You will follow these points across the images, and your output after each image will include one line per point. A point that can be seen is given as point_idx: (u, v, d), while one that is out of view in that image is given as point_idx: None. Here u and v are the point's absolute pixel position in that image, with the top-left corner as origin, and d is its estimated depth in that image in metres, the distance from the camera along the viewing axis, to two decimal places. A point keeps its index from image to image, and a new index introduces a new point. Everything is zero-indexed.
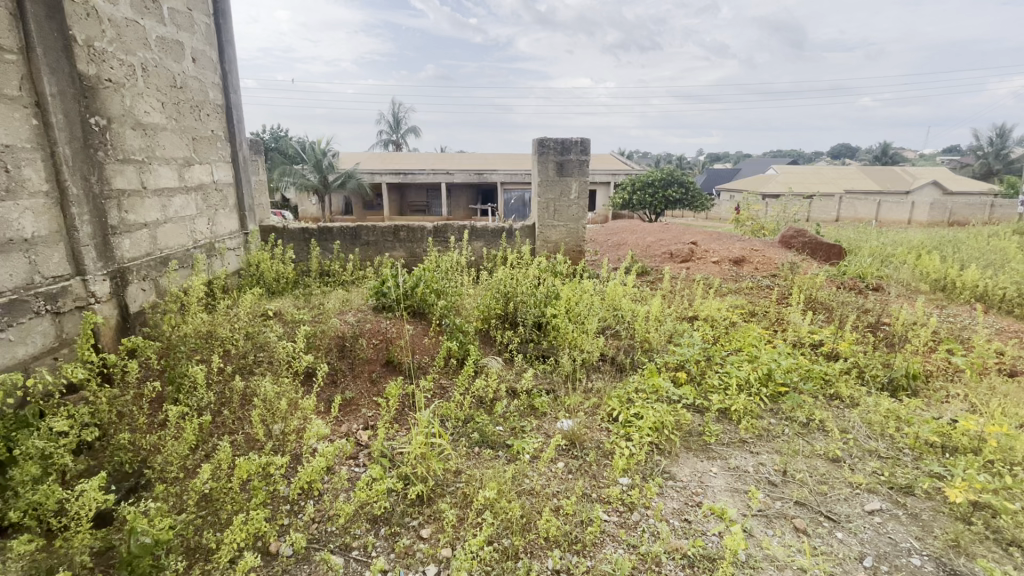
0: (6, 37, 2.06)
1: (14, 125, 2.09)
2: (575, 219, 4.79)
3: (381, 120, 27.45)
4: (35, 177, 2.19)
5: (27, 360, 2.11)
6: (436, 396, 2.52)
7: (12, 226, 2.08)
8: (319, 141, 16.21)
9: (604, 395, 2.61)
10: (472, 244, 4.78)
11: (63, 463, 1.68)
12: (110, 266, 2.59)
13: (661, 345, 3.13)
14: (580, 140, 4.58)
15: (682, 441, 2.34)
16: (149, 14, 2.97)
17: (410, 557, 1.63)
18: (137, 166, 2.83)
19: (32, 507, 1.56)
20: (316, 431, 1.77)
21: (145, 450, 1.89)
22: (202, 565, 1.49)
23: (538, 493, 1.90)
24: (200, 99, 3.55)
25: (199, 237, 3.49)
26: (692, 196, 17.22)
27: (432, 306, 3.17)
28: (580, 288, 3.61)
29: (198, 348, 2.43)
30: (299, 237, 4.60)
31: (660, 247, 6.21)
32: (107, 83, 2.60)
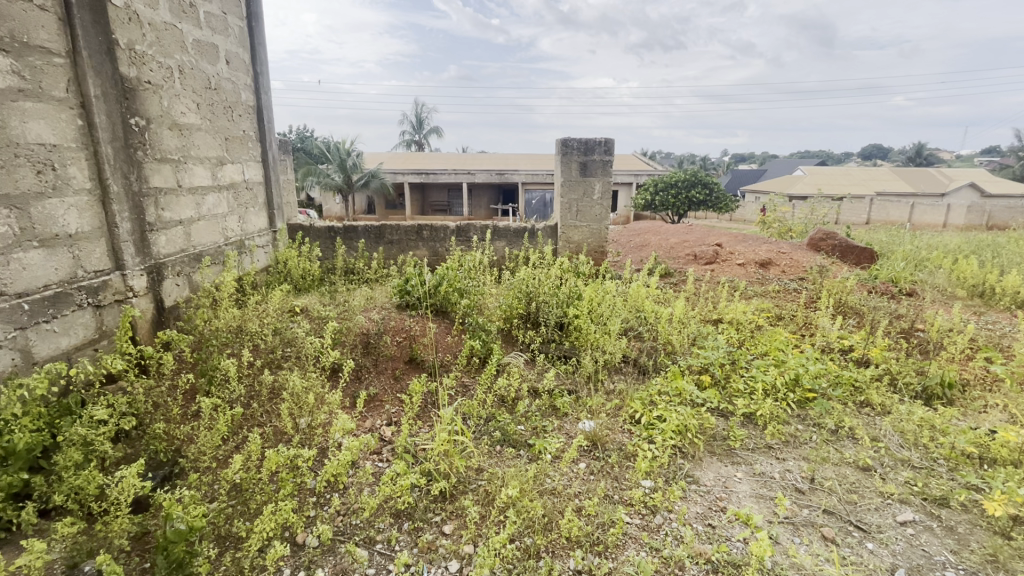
0: (55, 42, 2.15)
1: (61, 126, 2.18)
2: (598, 220, 4.77)
3: (404, 121, 27.81)
4: (79, 175, 2.28)
5: (69, 351, 2.20)
6: (458, 394, 2.54)
7: (57, 222, 2.17)
8: (343, 142, 16.47)
9: (627, 397, 2.59)
10: (495, 243, 4.80)
11: (102, 450, 1.75)
12: (147, 262, 2.68)
13: (685, 347, 3.10)
14: (604, 140, 4.57)
15: (706, 445, 2.32)
16: (186, 18, 3.07)
17: (433, 552, 1.65)
18: (173, 165, 2.92)
19: (74, 492, 1.63)
20: (342, 425, 1.81)
21: (179, 440, 1.95)
22: (233, 553, 1.53)
23: (560, 493, 1.90)
24: (233, 100, 3.65)
25: (231, 235, 3.59)
26: (716, 196, 16.93)
27: (454, 305, 3.20)
28: (603, 288, 3.59)
29: (228, 341, 2.51)
30: (325, 235, 4.68)
31: (684, 249, 6.14)
32: (147, 85, 2.70)
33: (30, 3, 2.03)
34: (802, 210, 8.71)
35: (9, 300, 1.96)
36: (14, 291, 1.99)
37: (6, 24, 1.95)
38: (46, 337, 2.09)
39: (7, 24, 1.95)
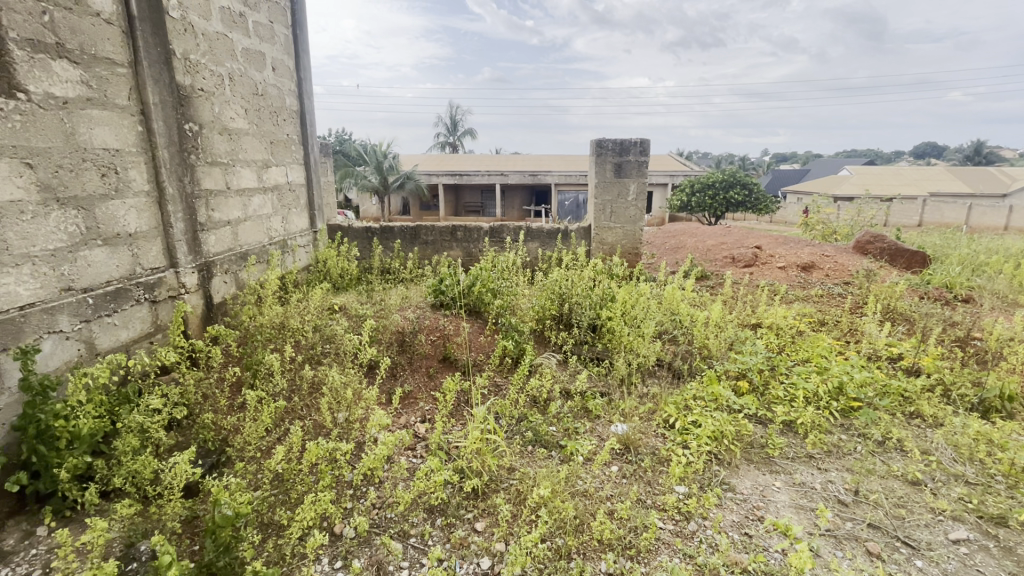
0: (118, 53, 2.30)
1: (123, 131, 2.33)
2: (633, 221, 4.71)
3: (438, 123, 28.25)
4: (139, 178, 2.43)
5: (128, 343, 2.34)
6: (491, 393, 2.56)
7: (119, 222, 2.31)
8: (380, 144, 17.02)
9: (661, 401, 2.55)
10: (528, 244, 4.81)
11: (157, 437, 1.86)
12: (199, 260, 2.82)
13: (722, 352, 3.03)
14: (640, 140, 4.52)
15: (743, 452, 2.26)
16: (236, 28, 3.22)
17: (465, 548, 1.67)
18: (223, 168, 3.06)
19: (132, 475, 1.74)
20: (378, 421, 1.86)
21: (226, 430, 2.05)
22: (276, 540, 1.60)
23: (591, 495, 1.89)
24: (279, 105, 3.80)
25: (275, 235, 3.74)
26: (756, 197, 16.44)
27: (488, 306, 3.24)
28: (637, 290, 3.55)
29: (272, 337, 2.62)
30: (363, 235, 4.80)
31: (721, 251, 6.00)
32: (200, 92, 2.84)
33: (98, 17, 2.18)
34: (848, 211, 8.35)
35: (77, 295, 2.10)
36: (81, 286, 2.13)
37: (78, 37, 2.09)
38: (107, 329, 2.23)
39: (77, 38, 2.09)
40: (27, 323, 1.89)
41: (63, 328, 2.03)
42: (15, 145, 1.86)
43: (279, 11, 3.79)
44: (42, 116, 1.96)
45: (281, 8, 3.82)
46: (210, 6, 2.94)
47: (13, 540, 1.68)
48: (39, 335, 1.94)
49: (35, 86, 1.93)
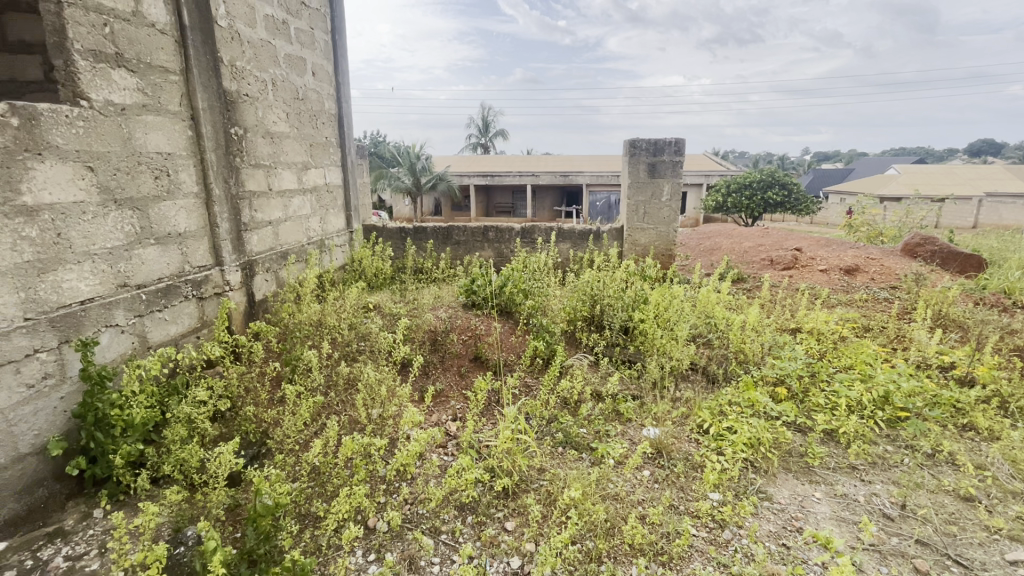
0: (171, 62, 2.42)
1: (175, 136, 2.44)
2: (666, 222, 4.64)
3: (471, 125, 28.55)
4: (188, 180, 2.54)
5: (177, 337, 2.46)
6: (522, 393, 2.57)
7: (170, 222, 2.43)
8: (412, 146, 17.34)
9: (694, 405, 2.50)
10: (559, 245, 4.80)
11: (203, 427, 1.95)
12: (242, 258, 2.94)
13: (759, 357, 2.94)
14: (675, 140, 4.44)
15: (781, 460, 2.19)
16: (279, 35, 3.33)
17: (496, 547, 1.68)
18: (265, 170, 3.18)
19: (180, 463, 1.83)
20: (411, 418, 1.89)
21: (267, 423, 2.13)
22: (313, 531, 1.65)
23: (623, 499, 1.87)
24: (318, 109, 3.92)
25: (314, 235, 3.85)
26: (796, 198, 15.90)
27: (519, 306, 3.26)
28: (671, 292, 3.50)
29: (310, 334, 2.71)
30: (396, 235, 4.89)
31: (759, 253, 5.83)
32: (245, 97, 2.96)
33: (153, 28, 2.30)
34: (896, 211, 7.99)
35: (131, 291, 2.22)
36: (135, 283, 2.24)
37: (135, 48, 2.21)
38: (158, 324, 2.35)
39: (134, 47, 2.21)
40: (88, 316, 2.01)
41: (119, 322, 2.15)
42: (78, 149, 1.98)
43: (319, 17, 3.91)
44: (103, 122, 2.08)
45: (321, 15, 3.93)
46: (256, 15, 3.05)
47: (73, 520, 1.80)
48: (98, 328, 2.05)
49: (97, 94, 2.05)
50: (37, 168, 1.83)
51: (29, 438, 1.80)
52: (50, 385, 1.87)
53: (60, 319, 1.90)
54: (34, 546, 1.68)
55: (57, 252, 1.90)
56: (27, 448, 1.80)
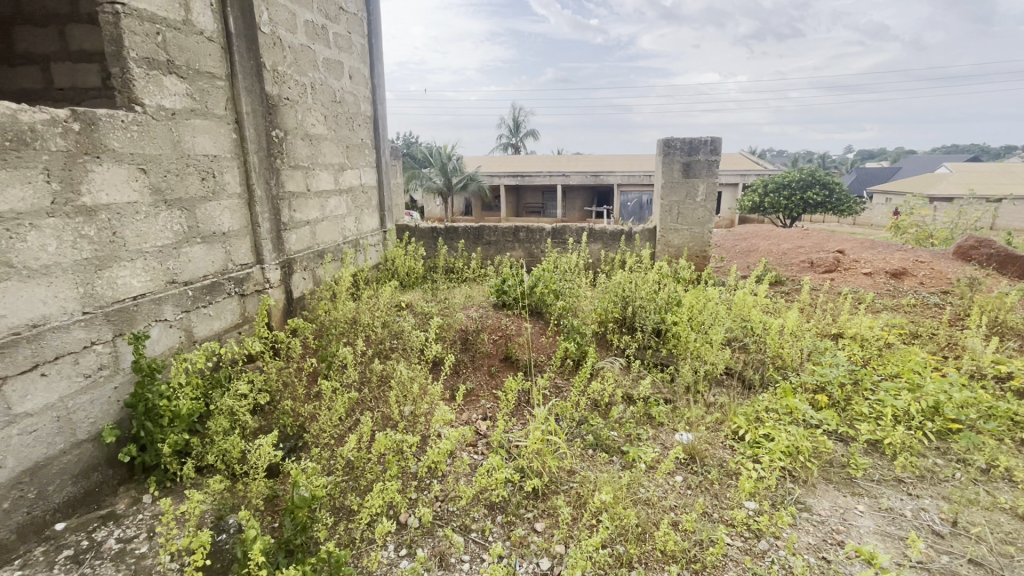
0: (218, 68, 2.52)
1: (220, 138, 2.54)
2: (701, 223, 4.54)
3: (502, 125, 28.69)
4: (232, 181, 2.64)
5: (220, 332, 2.56)
6: (552, 394, 2.56)
7: (215, 222, 2.53)
8: (444, 148, 17.54)
9: (729, 411, 2.44)
10: (590, 246, 4.77)
11: (244, 419, 2.03)
12: (281, 257, 3.03)
13: (798, 363, 2.85)
14: (710, 139, 4.35)
15: (821, 470, 2.12)
16: (319, 40, 3.43)
17: (525, 547, 1.68)
18: (304, 171, 3.27)
19: (223, 454, 1.91)
20: (442, 416, 1.91)
21: (303, 417, 2.19)
22: (347, 524, 1.69)
23: (654, 504, 1.84)
24: (355, 111, 4.00)
25: (349, 234, 3.94)
26: (839, 198, 15.31)
27: (550, 306, 3.25)
28: (705, 294, 3.42)
29: (345, 332, 2.78)
30: (428, 235, 4.95)
31: (798, 255, 5.64)
32: (286, 101, 3.06)
33: (202, 36, 2.40)
34: (948, 212, 7.59)
35: (179, 287, 2.32)
36: (183, 280, 2.34)
37: (184, 55, 2.31)
38: (203, 319, 2.45)
39: (184, 55, 2.31)
40: (139, 311, 2.11)
41: (167, 317, 2.25)
42: (132, 153, 2.08)
43: (356, 22, 4.00)
44: (155, 126, 2.18)
45: (358, 19, 4.02)
46: (296, 21, 3.15)
47: (124, 505, 1.90)
48: (148, 323, 2.15)
49: (150, 100, 2.16)
50: (96, 170, 1.94)
51: (86, 425, 1.91)
52: (105, 375, 1.97)
53: (114, 313, 2.00)
54: (89, 528, 1.78)
55: (113, 250, 2.01)
56: (84, 435, 1.91)
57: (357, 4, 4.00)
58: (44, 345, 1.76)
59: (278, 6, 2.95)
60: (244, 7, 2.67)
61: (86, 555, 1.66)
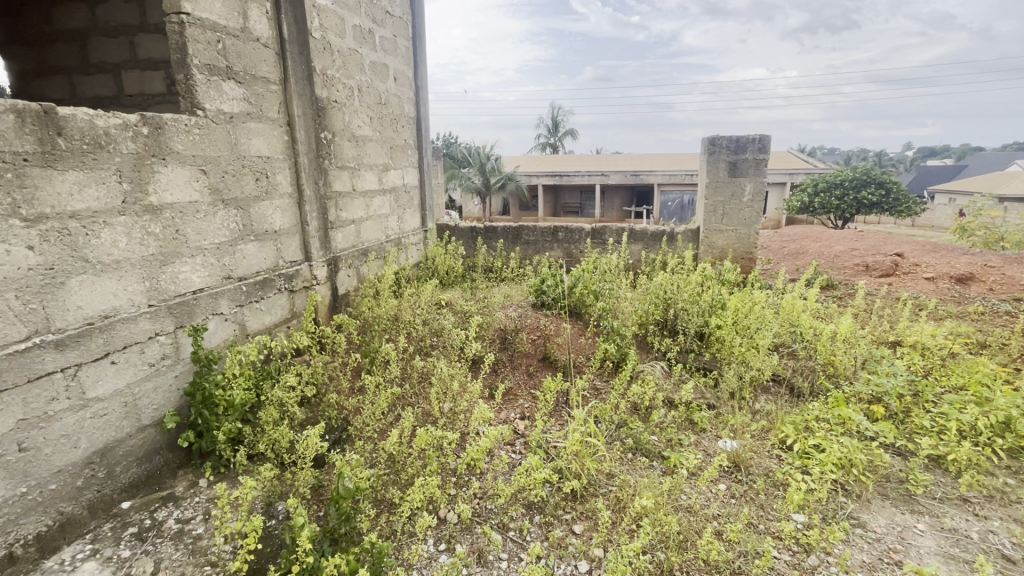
0: (272, 73, 2.63)
1: (273, 140, 2.65)
2: (747, 224, 4.40)
3: (540, 124, 28.69)
4: (284, 182, 2.75)
5: (271, 326, 2.68)
6: (591, 396, 2.54)
7: (267, 221, 2.64)
8: (483, 148, 17.71)
9: (776, 419, 2.36)
10: (631, 246, 4.70)
11: (292, 410, 2.11)
12: (328, 254, 3.13)
13: (851, 371, 2.71)
14: (759, 137, 4.21)
15: (876, 485, 2.01)
16: (366, 43, 3.52)
17: (563, 548, 1.68)
18: (350, 172, 3.37)
19: (272, 443, 1.99)
20: (482, 414, 1.93)
21: (347, 410, 2.27)
22: (388, 516, 1.73)
23: (696, 512, 1.80)
24: (399, 113, 4.09)
25: (391, 233, 4.03)
26: (897, 198, 14.48)
27: (589, 307, 3.22)
28: (751, 297, 3.31)
29: (387, 329, 2.85)
30: (468, 234, 5.00)
31: (852, 258, 5.37)
32: (334, 103, 3.16)
33: (258, 42, 2.52)
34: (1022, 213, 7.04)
35: (234, 282, 2.44)
36: (237, 276, 2.46)
37: (242, 61, 2.43)
38: (255, 314, 2.56)
39: (242, 61, 2.43)
40: (198, 304, 2.23)
41: (223, 310, 2.37)
42: (194, 155, 2.20)
43: (402, 25, 4.08)
44: (215, 129, 2.30)
45: (403, 23, 4.10)
46: (345, 26, 3.24)
47: (183, 487, 2.01)
48: (206, 316, 2.27)
49: (210, 104, 2.27)
50: (162, 171, 2.06)
51: (149, 411, 2.03)
52: (167, 365, 2.09)
53: (176, 306, 2.12)
54: (152, 508, 1.89)
55: (176, 246, 2.13)
56: (148, 420, 2.03)
57: (402, 8, 4.08)
58: (114, 334, 1.88)
59: (328, 12, 3.05)
60: (297, 14, 2.77)
61: (149, 533, 1.77)
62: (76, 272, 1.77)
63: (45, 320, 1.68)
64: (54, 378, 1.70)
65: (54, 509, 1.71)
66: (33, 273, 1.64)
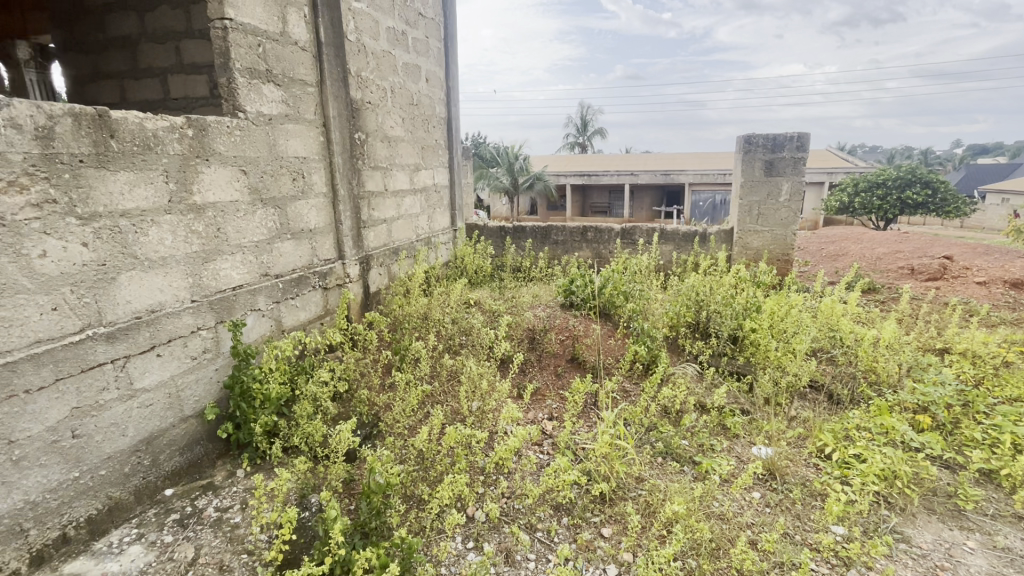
0: (309, 75, 2.69)
1: (309, 141, 2.71)
2: (784, 224, 4.27)
3: (569, 124, 28.58)
4: (319, 181, 2.81)
5: (305, 323, 2.74)
6: (621, 398, 2.51)
7: (303, 219, 2.71)
8: (511, 148, 17.76)
9: (814, 427, 2.28)
10: (661, 247, 4.62)
11: (324, 405, 2.15)
12: (361, 253, 3.19)
13: (895, 379, 2.60)
14: (797, 135, 4.08)
15: (922, 499, 1.92)
16: (399, 45, 3.57)
17: (591, 552, 1.66)
18: (382, 172, 3.42)
19: (306, 436, 2.04)
20: (511, 413, 1.93)
21: (378, 407, 2.31)
22: (418, 513, 1.75)
23: (729, 520, 1.76)
24: (430, 113, 4.13)
25: (422, 232, 4.07)
26: (944, 198, 13.81)
27: (619, 308, 3.19)
28: (788, 300, 3.21)
29: (418, 327, 2.88)
30: (496, 234, 5.02)
31: (896, 260, 5.15)
32: (368, 105, 3.21)
33: (296, 46, 2.58)
34: None
35: (271, 280, 2.51)
36: (274, 273, 2.53)
37: (281, 64, 2.50)
38: (291, 310, 2.63)
39: (281, 64, 2.49)
40: (238, 300, 2.30)
41: (261, 306, 2.44)
42: (235, 156, 2.27)
43: (434, 26, 4.12)
44: (255, 131, 2.37)
45: (435, 24, 4.14)
46: (379, 28, 3.30)
47: (221, 477, 2.08)
48: (245, 312, 2.35)
49: (251, 107, 2.34)
50: (206, 172, 2.13)
51: (191, 403, 2.12)
52: (208, 358, 2.17)
53: (217, 302, 2.20)
54: (193, 496, 1.97)
55: (217, 244, 2.21)
56: (190, 411, 2.11)
57: (435, 10, 4.12)
58: (159, 328, 1.96)
59: (363, 15, 3.11)
60: (334, 18, 2.83)
61: (190, 519, 1.84)
62: (126, 268, 1.85)
63: (97, 314, 1.76)
64: (105, 369, 1.78)
65: (104, 493, 1.80)
66: (87, 269, 1.73)
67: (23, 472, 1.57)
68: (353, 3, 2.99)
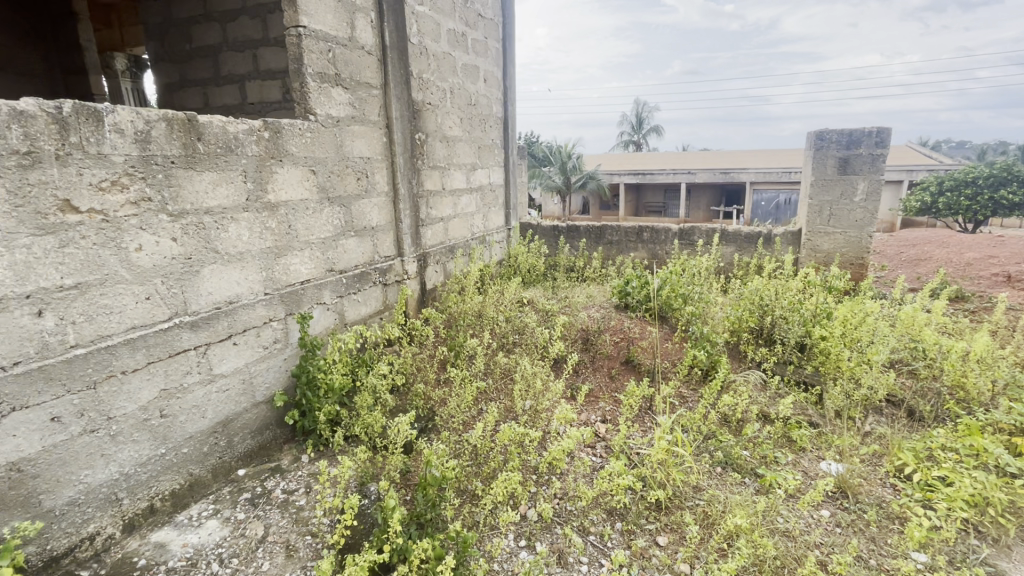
0: (374, 78, 2.79)
1: (373, 142, 2.81)
2: (858, 225, 4.00)
3: (624, 122, 28.05)
4: (381, 181, 2.91)
5: (366, 317, 2.85)
6: (677, 403, 2.44)
7: (366, 218, 2.81)
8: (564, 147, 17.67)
9: (892, 444, 2.12)
10: (722, 248, 4.45)
11: (383, 398, 2.23)
12: (418, 250, 3.28)
13: (987, 397, 2.37)
14: (876, 130, 3.81)
15: (1019, 530, 1.74)
16: (459, 46, 3.63)
17: (646, 559, 1.63)
18: (440, 171, 3.49)
19: (366, 426, 2.12)
20: (564, 413, 1.92)
21: (434, 401, 2.36)
22: (472, 507, 1.77)
23: (796, 537, 1.67)
24: (487, 113, 4.17)
25: (477, 231, 4.12)
26: None
27: (676, 311, 3.10)
28: (862, 307, 3.00)
29: (473, 324, 2.92)
30: (550, 233, 5.00)
31: (989, 267, 4.69)
32: (428, 105, 3.29)
33: (363, 50, 2.68)
34: None
35: (336, 275, 2.62)
36: (339, 268, 2.64)
37: (349, 68, 2.60)
38: (353, 305, 2.74)
39: (348, 68, 2.60)
40: (305, 294, 2.42)
41: (326, 300, 2.56)
42: (306, 156, 2.39)
43: (492, 27, 4.16)
44: (324, 132, 2.48)
45: (494, 24, 4.18)
46: (440, 30, 3.36)
47: (288, 461, 2.20)
48: (311, 305, 2.47)
49: (321, 110, 2.45)
50: (279, 172, 2.26)
51: (262, 389, 2.25)
52: (278, 348, 2.30)
53: (287, 295, 2.33)
54: (262, 477, 2.09)
55: (288, 240, 2.33)
56: (261, 397, 2.24)
57: (494, 11, 4.15)
58: (236, 319, 2.10)
59: (425, 18, 3.18)
60: (398, 22, 2.92)
61: (260, 499, 1.95)
62: (209, 261, 1.99)
63: (183, 303, 1.91)
64: (189, 355, 1.92)
65: (186, 470, 1.95)
66: (175, 262, 1.87)
67: (119, 446, 1.73)
68: (416, 7, 3.07)
